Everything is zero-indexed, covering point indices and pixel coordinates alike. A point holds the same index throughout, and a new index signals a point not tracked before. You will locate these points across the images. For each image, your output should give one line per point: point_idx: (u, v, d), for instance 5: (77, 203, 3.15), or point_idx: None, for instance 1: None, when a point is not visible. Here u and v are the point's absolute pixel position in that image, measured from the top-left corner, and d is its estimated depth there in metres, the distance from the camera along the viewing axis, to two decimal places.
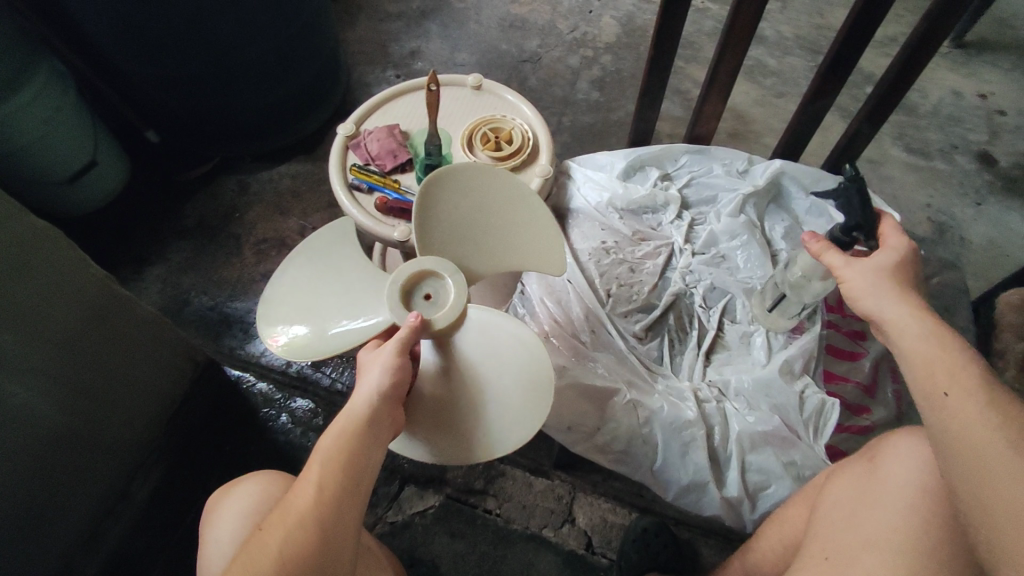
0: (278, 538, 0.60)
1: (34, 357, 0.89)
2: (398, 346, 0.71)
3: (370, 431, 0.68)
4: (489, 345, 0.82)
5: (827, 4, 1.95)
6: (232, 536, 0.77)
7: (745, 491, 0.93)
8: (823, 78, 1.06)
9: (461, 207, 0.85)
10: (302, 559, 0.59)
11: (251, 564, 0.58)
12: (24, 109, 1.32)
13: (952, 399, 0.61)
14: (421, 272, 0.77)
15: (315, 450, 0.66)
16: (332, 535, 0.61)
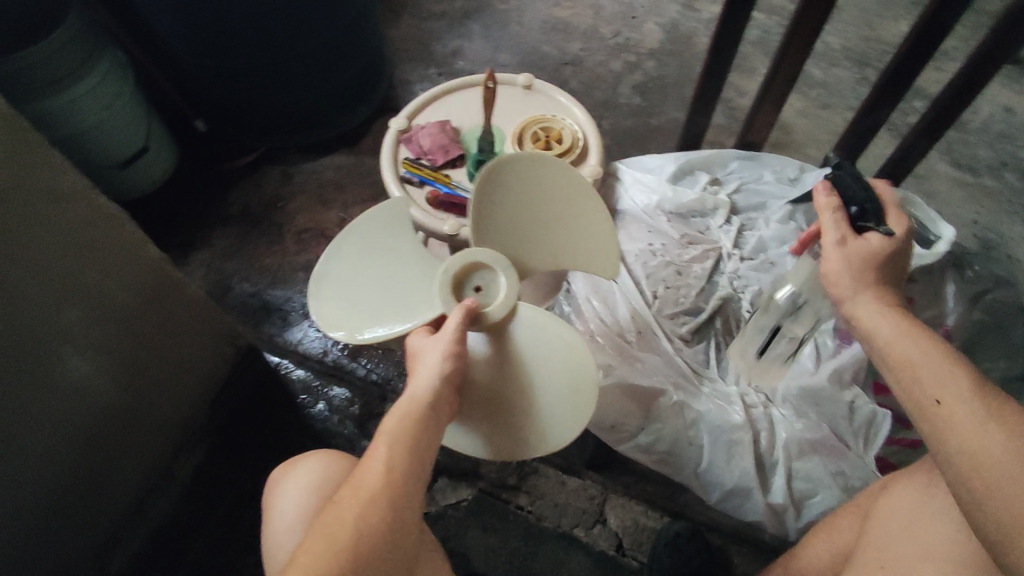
0: (353, 513, 0.63)
1: (96, 334, 0.92)
2: (455, 334, 0.71)
3: (431, 415, 0.69)
4: (540, 342, 0.80)
5: (875, 15, 1.93)
6: (298, 508, 0.80)
7: (791, 499, 0.94)
8: (881, 90, 1.05)
9: (516, 198, 0.85)
10: (375, 532, 0.63)
11: (329, 533, 0.62)
12: (87, 96, 1.37)
13: (946, 406, 0.63)
14: (471, 265, 0.78)
15: (380, 430, 0.68)
16: (399, 511, 0.65)
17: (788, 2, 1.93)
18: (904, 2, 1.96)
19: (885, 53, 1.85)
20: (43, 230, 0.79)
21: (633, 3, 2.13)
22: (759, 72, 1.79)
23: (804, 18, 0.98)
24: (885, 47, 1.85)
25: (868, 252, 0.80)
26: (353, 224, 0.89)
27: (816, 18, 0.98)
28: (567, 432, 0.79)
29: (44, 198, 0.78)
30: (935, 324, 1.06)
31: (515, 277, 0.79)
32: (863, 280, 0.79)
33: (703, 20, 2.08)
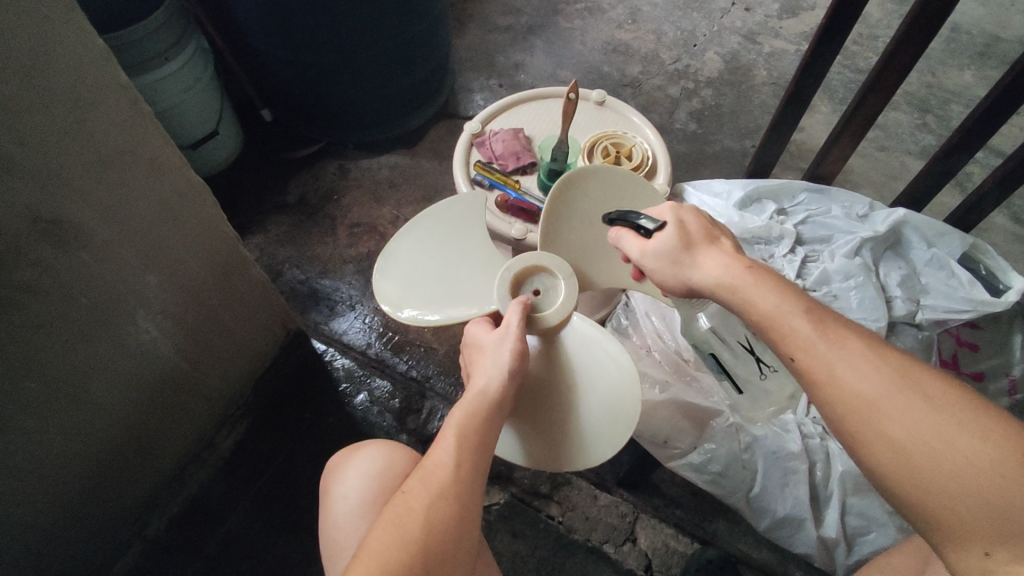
0: (423, 505, 0.62)
1: (168, 301, 0.95)
2: (518, 335, 0.76)
3: (496, 411, 0.71)
4: (591, 350, 0.83)
5: (941, 63, 1.92)
6: (360, 491, 0.83)
7: (843, 534, 0.94)
8: (964, 134, 1.05)
9: (587, 213, 0.90)
10: (445, 526, 0.61)
11: (397, 522, 0.61)
12: (170, 78, 1.43)
13: (801, 360, 0.63)
14: (540, 267, 0.81)
15: (448, 423, 0.69)
16: (467, 506, 0.63)
17: (852, 42, 1.93)
18: (970, 52, 1.94)
19: (947, 101, 1.83)
20: (132, 193, 0.81)
21: (695, 31, 2.15)
22: (819, 109, 1.80)
23: (893, 58, 1.00)
24: (948, 95, 1.84)
25: (672, 248, 0.76)
26: (447, 203, 0.92)
27: (905, 59, 0.99)
28: (607, 443, 0.79)
29: (144, 167, 0.81)
30: (1000, 373, 1.03)
31: (575, 286, 0.81)
32: (694, 256, 0.76)
33: (764, 53, 2.09)
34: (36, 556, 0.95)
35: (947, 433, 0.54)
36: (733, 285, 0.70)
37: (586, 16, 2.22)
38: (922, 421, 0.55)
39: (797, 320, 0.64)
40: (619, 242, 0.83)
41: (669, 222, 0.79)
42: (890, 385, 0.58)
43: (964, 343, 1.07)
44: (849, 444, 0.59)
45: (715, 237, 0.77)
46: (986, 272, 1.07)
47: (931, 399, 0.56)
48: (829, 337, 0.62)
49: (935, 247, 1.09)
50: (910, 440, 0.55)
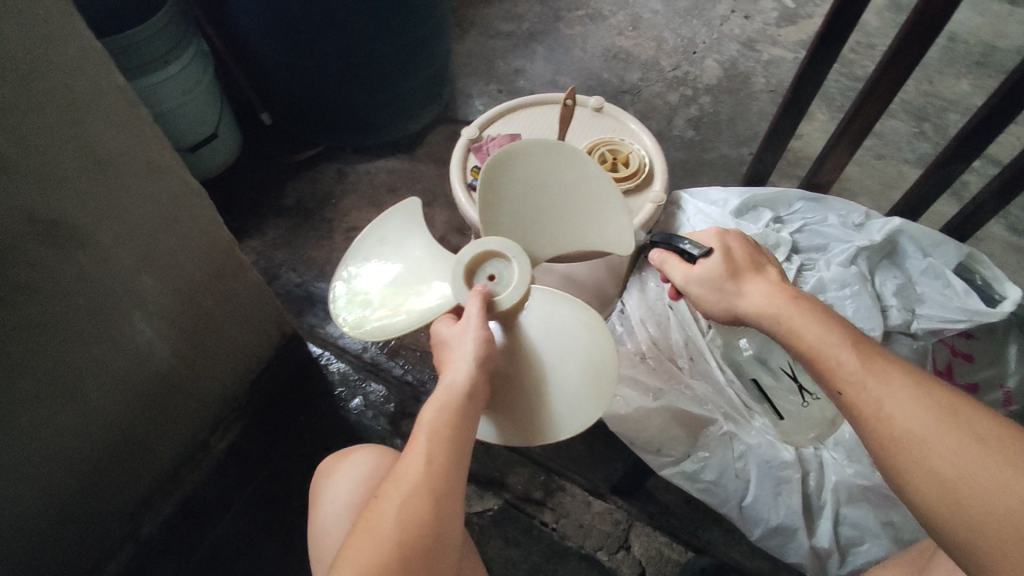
0: (396, 506, 0.62)
1: (164, 302, 0.95)
2: (479, 322, 0.75)
3: (467, 405, 0.71)
4: (554, 328, 0.83)
5: (938, 72, 1.92)
6: (348, 495, 0.83)
7: (836, 544, 0.93)
8: (960, 144, 1.05)
9: (518, 195, 0.89)
10: (421, 526, 0.61)
11: (373, 528, 0.60)
12: (170, 80, 1.43)
13: (848, 395, 0.65)
14: (494, 252, 0.79)
15: (419, 424, 0.68)
16: (444, 502, 0.63)
17: (850, 51, 1.94)
18: (968, 61, 1.95)
19: (944, 109, 1.84)
20: (130, 195, 0.81)
21: (694, 39, 2.16)
22: (817, 117, 1.80)
23: (890, 67, 1.00)
24: (945, 105, 1.85)
25: (717, 274, 0.81)
26: (388, 212, 0.92)
27: (902, 67, 0.99)
28: (586, 416, 0.77)
29: (141, 169, 0.81)
30: (995, 384, 1.03)
31: (528, 264, 0.79)
32: (739, 283, 0.80)
33: (763, 61, 2.09)
34: (29, 558, 0.94)
35: (992, 469, 0.55)
36: (778, 313, 0.74)
37: (587, 23, 2.23)
38: (966, 456, 0.56)
39: (843, 353, 0.67)
40: (665, 265, 0.88)
41: (715, 248, 0.83)
42: (937, 422, 0.59)
43: (958, 353, 1.06)
44: (891, 474, 0.61)
45: (760, 266, 0.82)
46: (982, 282, 1.06)
47: (976, 435, 0.57)
48: (875, 371, 0.64)
49: (931, 257, 1.09)
50: (953, 475, 0.56)
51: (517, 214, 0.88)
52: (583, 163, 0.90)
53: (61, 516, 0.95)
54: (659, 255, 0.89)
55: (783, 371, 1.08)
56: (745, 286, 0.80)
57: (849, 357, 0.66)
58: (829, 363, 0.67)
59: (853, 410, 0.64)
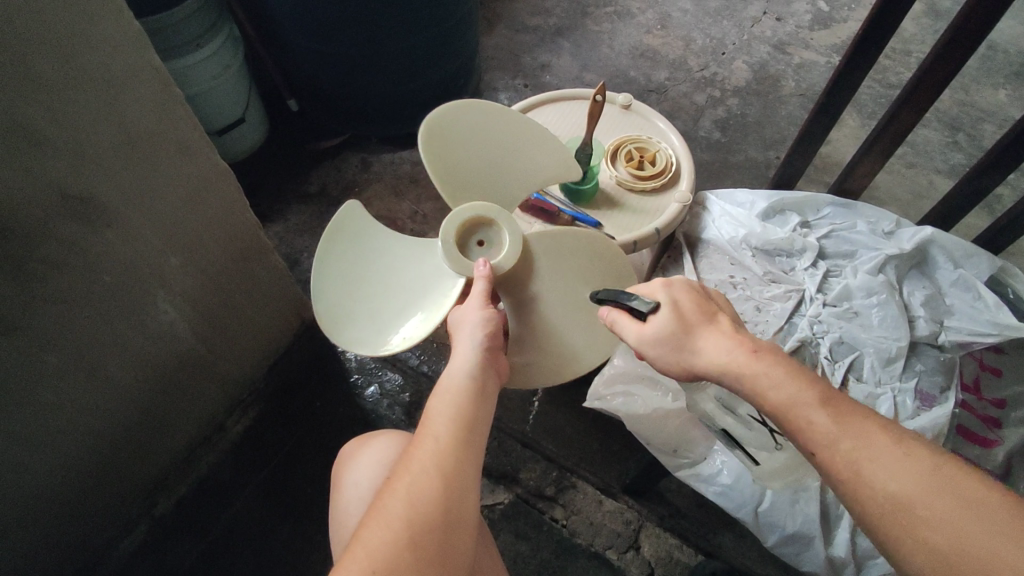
0: (408, 485, 0.62)
1: (188, 282, 0.96)
2: (483, 300, 0.80)
3: (477, 390, 0.72)
4: (560, 283, 0.87)
5: (975, 81, 1.88)
6: (370, 480, 0.83)
7: (853, 555, 0.92)
8: (999, 154, 1.03)
9: (463, 153, 0.90)
10: (432, 502, 0.61)
11: (385, 506, 0.61)
12: (200, 63, 1.44)
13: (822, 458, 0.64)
14: (479, 218, 0.84)
15: (431, 409, 0.70)
16: (457, 481, 0.64)
17: (884, 57, 1.90)
18: (1006, 72, 1.90)
19: (979, 120, 1.80)
20: (160, 176, 0.82)
21: (724, 39, 2.13)
22: (847, 124, 1.77)
23: (928, 74, 0.98)
24: (980, 115, 1.81)
25: (664, 334, 0.75)
26: (331, 229, 0.88)
27: (941, 74, 0.97)
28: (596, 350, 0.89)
29: (172, 150, 0.82)
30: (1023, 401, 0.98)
31: (510, 219, 0.85)
32: (692, 338, 0.75)
33: (794, 63, 2.06)
34: (49, 528, 0.96)
35: (992, 540, 0.53)
36: (739, 370, 0.70)
37: (616, 20, 2.21)
38: (957, 520, 0.55)
39: (814, 412, 0.65)
40: (615, 324, 0.81)
41: (661, 303, 0.77)
42: (924, 486, 0.58)
43: (986, 367, 1.03)
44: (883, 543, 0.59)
45: (712, 315, 0.77)
46: (1014, 296, 1.05)
47: (966, 501, 0.56)
48: (852, 432, 0.63)
49: (962, 269, 1.07)
50: (944, 542, 0.55)
51: (471, 172, 0.91)
52: (495, 107, 0.93)
53: (79, 488, 0.97)
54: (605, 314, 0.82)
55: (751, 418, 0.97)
56: (698, 343, 0.74)
57: (833, 413, 0.65)
58: (812, 422, 0.65)
59: (832, 473, 0.63)
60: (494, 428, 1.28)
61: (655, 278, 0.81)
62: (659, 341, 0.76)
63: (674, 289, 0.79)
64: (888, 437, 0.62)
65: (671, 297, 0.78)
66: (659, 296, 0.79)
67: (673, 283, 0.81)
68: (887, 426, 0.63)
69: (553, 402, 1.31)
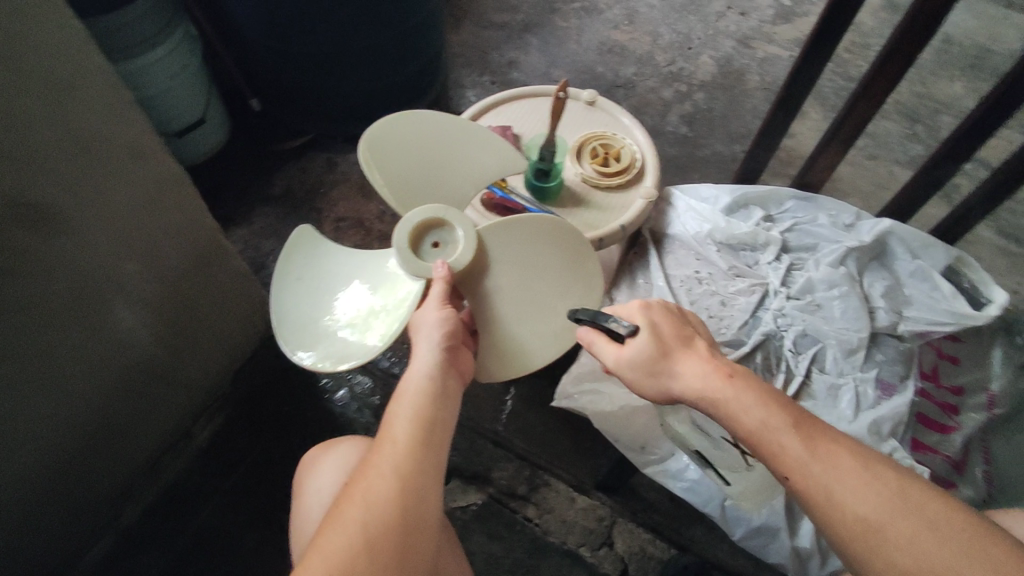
0: (366, 489, 0.62)
1: (147, 290, 0.93)
2: (440, 301, 0.79)
3: (440, 390, 0.71)
4: (520, 279, 0.86)
5: (932, 74, 1.92)
6: (331, 487, 0.82)
7: (817, 546, 0.93)
8: (952, 146, 1.07)
9: (410, 160, 0.89)
10: (390, 503, 0.61)
11: (343, 511, 0.60)
12: (155, 63, 1.40)
13: (794, 483, 0.64)
14: (430, 220, 0.83)
15: (391, 411, 0.69)
16: (417, 483, 0.63)
17: (845, 51, 1.93)
18: (961, 64, 1.94)
19: (937, 112, 1.84)
20: (110, 180, 0.79)
21: (690, 34, 2.15)
22: (810, 117, 1.79)
23: (883, 68, 1.00)
24: (938, 107, 1.84)
25: (644, 357, 0.76)
26: (287, 249, 0.87)
27: (896, 67, 0.99)
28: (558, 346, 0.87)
29: (122, 155, 0.80)
30: (978, 387, 1.02)
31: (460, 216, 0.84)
32: (671, 361, 0.76)
33: (758, 58, 2.09)
34: (7, 550, 0.92)
35: (958, 563, 0.55)
36: (715, 398, 0.71)
37: (583, 16, 2.21)
38: (923, 543, 0.57)
39: (786, 436, 0.65)
40: (593, 345, 0.81)
41: (640, 326, 0.78)
42: (890, 509, 0.59)
43: (945, 355, 1.05)
44: (853, 564, 0.60)
45: (689, 340, 0.78)
46: (968, 286, 1.08)
47: (931, 523, 0.57)
48: (822, 457, 0.63)
49: (919, 259, 1.09)
50: (913, 565, 0.56)
51: (421, 176, 0.90)
52: (446, 116, 0.94)
53: (38, 508, 0.93)
54: (584, 334, 0.82)
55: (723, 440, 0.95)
56: (676, 364, 0.75)
57: (804, 434, 0.65)
58: (784, 449, 0.65)
59: (804, 497, 0.63)
60: (467, 429, 1.27)
61: (633, 302, 0.82)
62: (639, 361, 0.76)
63: (652, 314, 0.80)
64: (855, 457, 0.63)
65: (648, 320, 0.79)
66: (637, 319, 0.80)
67: (649, 306, 0.82)
68: (855, 449, 0.64)
69: (525, 401, 1.31)
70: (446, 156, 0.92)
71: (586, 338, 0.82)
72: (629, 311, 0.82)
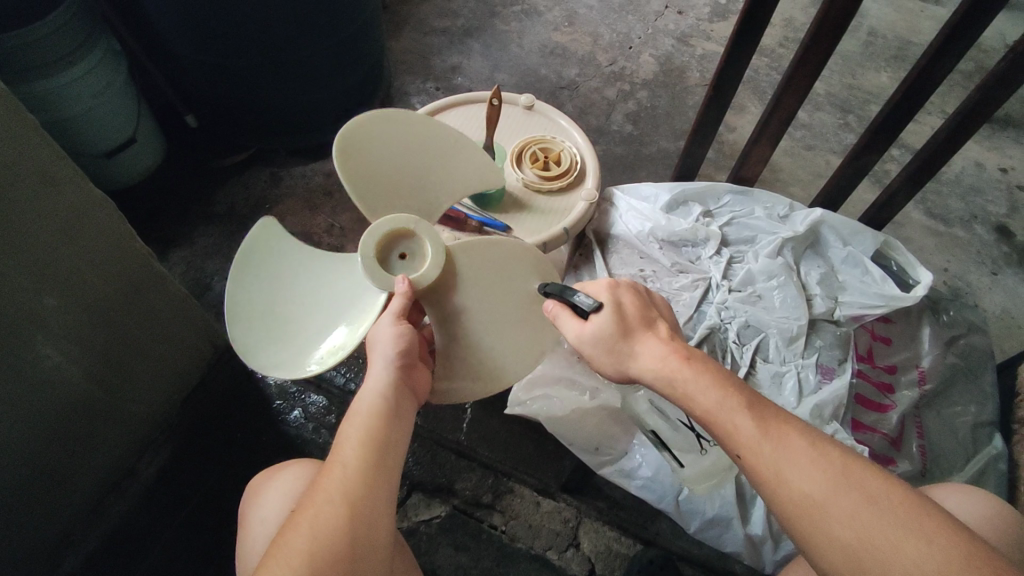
0: (312, 517, 0.60)
1: (73, 324, 0.89)
2: (395, 316, 0.77)
3: (391, 407, 0.70)
4: (486, 299, 0.85)
5: (859, 65, 2.00)
6: (277, 513, 0.80)
7: (770, 531, 0.95)
8: (872, 135, 1.12)
9: (383, 164, 0.88)
10: (338, 532, 0.59)
11: (288, 541, 0.59)
12: (75, 83, 1.34)
13: (747, 460, 0.65)
14: (398, 232, 0.82)
15: (341, 433, 0.68)
16: (365, 509, 0.62)
17: (778, 45, 1.99)
18: (886, 55, 2.03)
19: (867, 101, 1.91)
20: (19, 212, 0.75)
21: (630, 34, 2.18)
22: (748, 111, 1.84)
23: (804, 63, 1.04)
24: (866, 96, 1.92)
25: (607, 333, 0.77)
26: (245, 245, 0.85)
27: (816, 62, 1.03)
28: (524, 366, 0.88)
29: (35, 184, 0.76)
30: (910, 365, 1.08)
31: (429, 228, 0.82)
32: (631, 342, 0.76)
33: (697, 55, 2.13)
34: None
35: (898, 538, 0.56)
36: (672, 376, 0.72)
37: (524, 19, 2.22)
38: (865, 518, 0.58)
39: (741, 417, 0.67)
40: (557, 318, 0.82)
41: (605, 303, 0.79)
42: (834, 486, 0.60)
43: (879, 338, 1.10)
44: (799, 542, 0.62)
45: (651, 322, 0.79)
46: (897, 268, 1.13)
47: (873, 499, 0.59)
48: (772, 438, 0.64)
49: (850, 246, 1.13)
50: (856, 540, 0.57)
51: (393, 180, 0.88)
52: (420, 119, 0.93)
53: None
54: (549, 305, 0.83)
55: (680, 423, 1.00)
56: (636, 342, 0.76)
57: (759, 416, 0.67)
58: (739, 433, 0.66)
59: (755, 474, 0.65)
60: (428, 440, 1.26)
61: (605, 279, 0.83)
62: (600, 337, 0.77)
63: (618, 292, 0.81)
64: (804, 437, 0.65)
65: (615, 298, 0.80)
66: (605, 295, 0.80)
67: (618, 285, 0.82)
68: (805, 430, 0.66)
69: (486, 408, 1.30)
70: (418, 161, 0.92)
71: (550, 311, 0.83)
72: (598, 286, 0.83)
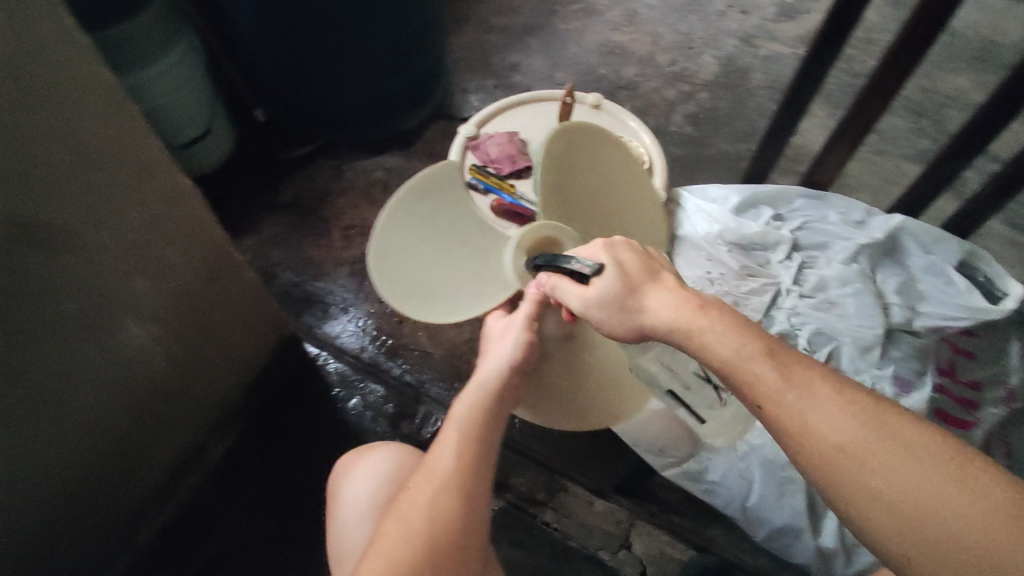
0: (427, 497, 0.66)
1: (158, 307, 0.94)
2: (528, 320, 0.80)
3: (497, 402, 0.76)
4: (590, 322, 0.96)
5: (937, 67, 1.91)
6: (368, 491, 0.84)
7: (842, 544, 0.94)
8: (960, 141, 1.07)
9: (567, 173, 0.90)
10: (451, 517, 0.65)
11: (404, 515, 0.65)
12: (162, 78, 1.41)
13: (767, 409, 0.60)
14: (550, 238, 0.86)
15: (452, 419, 0.73)
16: (472, 499, 0.68)
17: (849, 46, 1.93)
18: (966, 57, 1.94)
19: (943, 105, 1.83)
20: (117, 197, 0.80)
21: (692, 34, 2.15)
22: (815, 114, 1.79)
23: (891, 64, 1.00)
24: (942, 100, 1.84)
25: (613, 297, 0.69)
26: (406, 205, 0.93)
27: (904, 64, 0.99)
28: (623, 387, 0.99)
29: (133, 169, 0.80)
30: (996, 381, 1.01)
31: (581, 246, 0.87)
32: (638, 298, 0.68)
33: (761, 56, 2.09)
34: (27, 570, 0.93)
35: (936, 485, 0.53)
36: (687, 327, 0.64)
37: (584, 18, 2.21)
38: (900, 466, 0.54)
39: (759, 365, 0.61)
40: (557, 289, 0.75)
41: (605, 262, 0.71)
42: (866, 431, 0.56)
43: (960, 351, 1.04)
44: (832, 501, 0.57)
45: (656, 272, 0.71)
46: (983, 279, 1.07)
47: (907, 445, 0.55)
48: (795, 384, 0.59)
49: (932, 255, 1.09)
50: (894, 491, 0.54)
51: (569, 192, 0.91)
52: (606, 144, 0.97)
53: (53, 527, 0.93)
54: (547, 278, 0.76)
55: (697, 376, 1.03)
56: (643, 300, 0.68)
57: (784, 369, 0.60)
58: (762, 389, 0.60)
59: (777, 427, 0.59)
60: None
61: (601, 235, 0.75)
62: (609, 301, 0.69)
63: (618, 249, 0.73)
64: (830, 386, 0.59)
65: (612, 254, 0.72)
66: (601, 252, 0.72)
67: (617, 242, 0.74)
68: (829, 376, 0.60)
69: None
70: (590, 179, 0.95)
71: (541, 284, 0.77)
72: (592, 244, 0.74)
